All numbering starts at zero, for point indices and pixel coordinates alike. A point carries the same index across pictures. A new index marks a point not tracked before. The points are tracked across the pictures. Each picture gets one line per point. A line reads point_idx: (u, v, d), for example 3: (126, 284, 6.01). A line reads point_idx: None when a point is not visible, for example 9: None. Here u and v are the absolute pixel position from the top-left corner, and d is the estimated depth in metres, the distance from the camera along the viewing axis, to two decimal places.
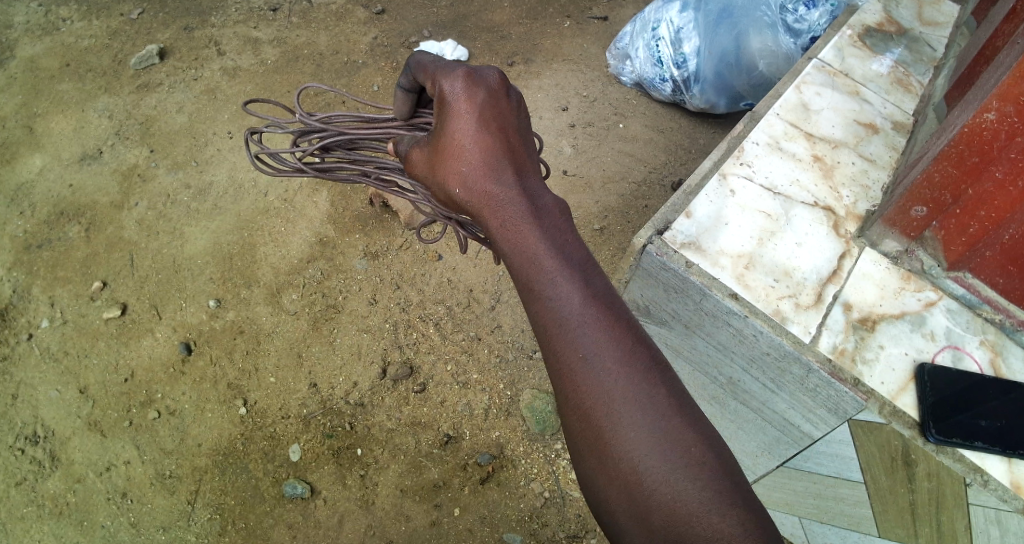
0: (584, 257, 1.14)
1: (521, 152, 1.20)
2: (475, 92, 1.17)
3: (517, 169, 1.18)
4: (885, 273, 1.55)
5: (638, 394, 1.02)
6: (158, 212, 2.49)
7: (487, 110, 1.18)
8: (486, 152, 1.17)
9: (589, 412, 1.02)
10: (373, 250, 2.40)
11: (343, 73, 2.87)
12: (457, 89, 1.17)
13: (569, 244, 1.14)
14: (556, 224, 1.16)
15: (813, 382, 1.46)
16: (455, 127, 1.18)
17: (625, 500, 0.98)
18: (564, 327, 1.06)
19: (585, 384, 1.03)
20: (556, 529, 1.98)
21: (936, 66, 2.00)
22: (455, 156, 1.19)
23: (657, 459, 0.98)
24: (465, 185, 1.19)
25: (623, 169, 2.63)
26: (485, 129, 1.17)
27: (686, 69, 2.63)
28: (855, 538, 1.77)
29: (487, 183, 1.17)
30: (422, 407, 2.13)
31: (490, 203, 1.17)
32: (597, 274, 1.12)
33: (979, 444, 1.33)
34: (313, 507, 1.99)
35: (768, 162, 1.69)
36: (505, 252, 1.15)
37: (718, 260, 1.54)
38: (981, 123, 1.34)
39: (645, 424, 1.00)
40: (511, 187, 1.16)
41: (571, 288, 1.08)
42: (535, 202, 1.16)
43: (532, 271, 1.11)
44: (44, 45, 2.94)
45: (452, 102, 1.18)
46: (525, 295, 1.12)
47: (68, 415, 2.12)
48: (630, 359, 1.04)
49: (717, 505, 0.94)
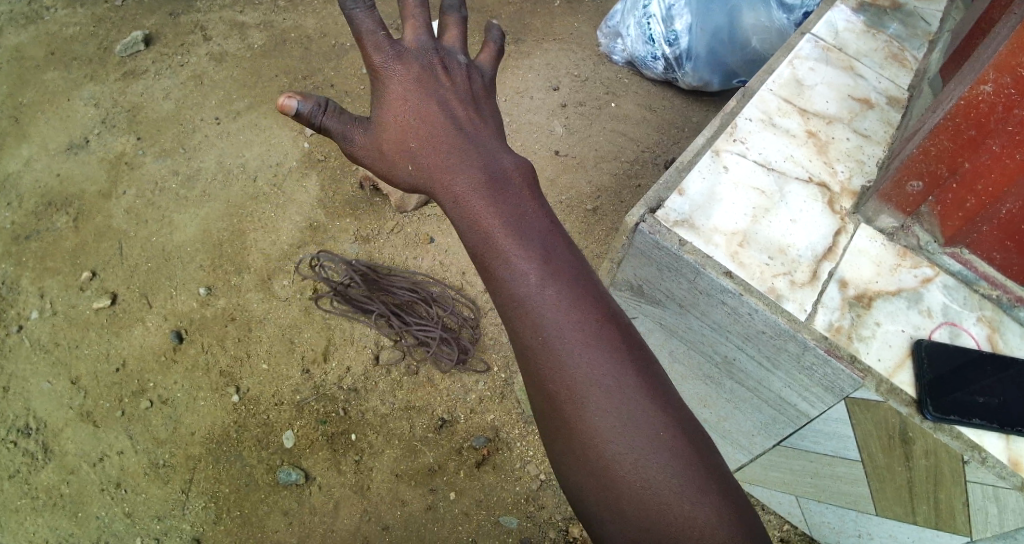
0: (546, 231, 1.09)
1: (468, 122, 1.16)
2: (412, 67, 1.15)
3: (465, 139, 1.14)
4: (882, 249, 1.54)
5: (607, 378, 1.00)
6: (147, 200, 2.46)
7: (430, 84, 1.16)
8: (432, 126, 1.14)
9: (554, 395, 1.01)
10: (365, 234, 2.39)
11: (331, 56, 2.83)
12: (392, 65, 1.14)
13: (529, 217, 1.09)
14: (516, 196, 1.11)
15: (809, 359, 1.44)
16: (395, 104, 1.14)
17: (594, 487, 0.98)
18: (521, 306, 1.03)
19: (547, 366, 1.02)
20: (553, 511, 1.96)
21: (931, 39, 1.98)
22: (402, 134, 1.14)
23: (629, 446, 0.97)
24: (414, 163, 1.14)
25: (616, 149, 2.60)
26: (425, 102, 1.14)
27: (678, 47, 2.59)
28: (853, 515, 1.79)
29: (439, 157, 1.13)
30: (416, 391, 2.12)
31: (442, 177, 1.12)
32: (558, 247, 1.08)
33: (977, 420, 1.32)
34: (309, 493, 1.97)
35: (761, 138, 1.67)
36: (463, 230, 1.10)
37: (711, 237, 1.52)
38: (979, 94, 1.31)
39: (614, 410, 0.98)
40: (460, 159, 1.13)
41: (529, 266, 1.04)
42: (490, 172, 1.12)
43: (489, 249, 1.07)
44: (29, 34, 2.90)
45: (388, 80, 1.14)
46: (482, 275, 1.08)
47: (59, 406, 2.10)
48: (595, 338, 1.02)
49: (691, 491, 0.94)
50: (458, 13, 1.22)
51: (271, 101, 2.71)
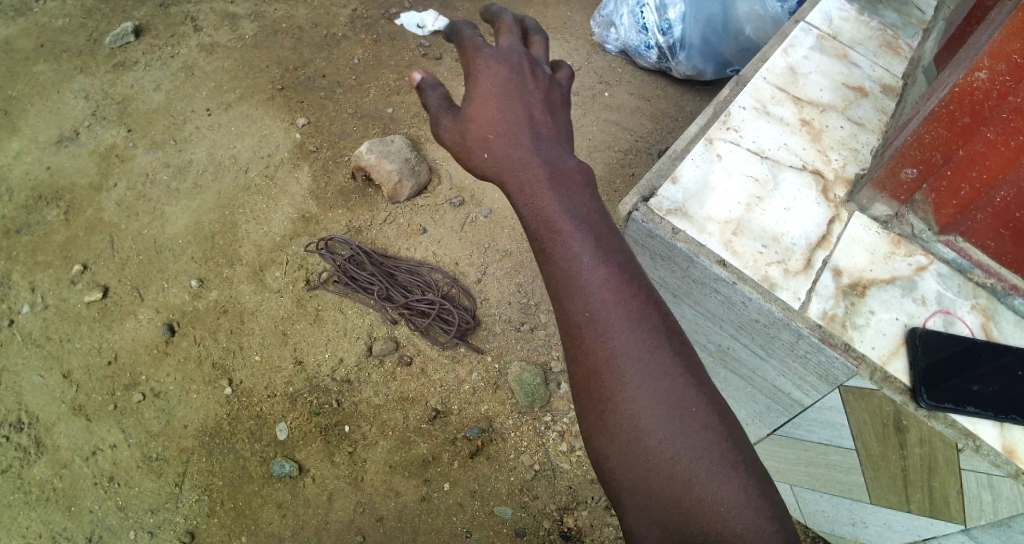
0: (600, 220, 1.12)
1: (544, 124, 1.12)
2: (501, 64, 1.10)
3: (539, 139, 1.11)
4: (876, 238, 1.54)
5: (648, 359, 1.04)
6: (138, 192, 2.44)
7: (517, 83, 1.10)
8: (514, 125, 1.09)
9: (595, 373, 1.05)
10: (357, 225, 2.38)
11: (323, 46, 2.82)
12: (484, 60, 1.10)
13: (586, 206, 1.12)
14: (576, 187, 1.12)
15: (803, 348, 1.44)
16: (481, 100, 1.09)
17: (625, 461, 1.01)
18: (574, 287, 1.07)
19: (592, 344, 1.06)
20: (547, 501, 1.97)
21: (926, 28, 1.98)
22: (482, 127, 1.09)
23: (664, 424, 1.01)
24: (489, 153, 1.09)
25: (609, 138, 2.59)
26: (511, 101, 1.09)
27: (672, 36, 2.59)
28: (847, 504, 1.78)
29: (514, 151, 1.09)
30: (410, 382, 2.11)
31: (514, 169, 1.09)
32: (610, 236, 1.12)
33: (971, 408, 1.31)
34: (302, 485, 1.96)
35: (755, 126, 1.67)
36: (522, 213, 1.11)
37: (705, 226, 1.51)
38: (973, 82, 1.30)
39: (652, 388, 1.02)
40: (533, 157, 1.10)
41: (585, 252, 1.08)
42: (558, 167, 1.11)
43: (546, 233, 1.09)
44: (17, 27, 2.87)
45: (478, 75, 1.10)
46: (537, 256, 1.11)
47: (51, 400, 2.08)
48: (639, 322, 1.07)
49: (721, 469, 0.97)
50: (542, 34, 1.17)
51: (263, 90, 2.69)
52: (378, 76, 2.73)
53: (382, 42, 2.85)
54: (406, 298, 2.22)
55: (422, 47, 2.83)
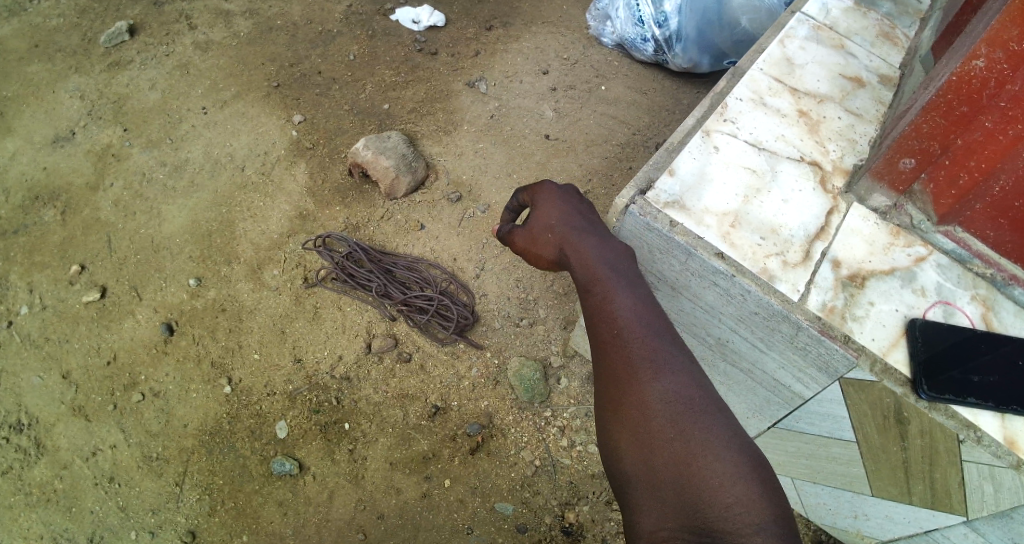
0: (630, 268, 1.41)
1: (590, 214, 1.47)
2: (555, 184, 1.49)
3: (587, 221, 1.45)
4: (874, 229, 1.53)
5: (661, 363, 1.26)
6: (134, 191, 2.44)
7: (568, 194, 1.47)
8: (569, 219, 1.44)
9: (616, 375, 1.28)
10: (355, 222, 2.37)
11: (318, 43, 2.81)
12: (542, 187, 1.49)
13: (620, 256, 1.42)
14: (611, 245, 1.43)
15: (803, 340, 1.43)
16: (544, 211, 1.46)
17: (635, 445, 1.20)
18: (605, 312, 1.34)
19: (616, 354, 1.30)
20: (549, 496, 1.97)
21: (923, 18, 1.97)
22: (546, 227, 1.44)
23: (670, 412, 1.20)
24: (553, 235, 1.43)
25: (606, 132, 2.58)
26: (565, 205, 1.45)
27: (668, 28, 2.59)
28: (848, 497, 1.78)
29: (568, 229, 1.43)
30: (409, 379, 2.11)
31: (568, 240, 1.42)
32: (636, 278, 1.39)
33: (972, 399, 1.31)
34: (302, 483, 1.96)
35: (752, 118, 1.66)
36: (571, 268, 1.41)
37: (703, 219, 1.50)
38: (970, 70, 1.30)
39: (663, 384, 1.23)
40: (582, 232, 1.42)
41: (618, 286, 1.36)
42: (602, 236, 1.44)
43: (587, 275, 1.38)
44: (11, 27, 2.86)
45: (539, 196, 1.48)
46: (581, 296, 1.40)
47: (50, 401, 2.08)
48: (657, 336, 1.30)
49: (717, 451, 1.13)
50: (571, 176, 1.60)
51: (258, 88, 2.68)
52: (374, 71, 2.73)
53: (378, 38, 2.84)
54: (404, 295, 2.21)
55: (417, 43, 2.81)
